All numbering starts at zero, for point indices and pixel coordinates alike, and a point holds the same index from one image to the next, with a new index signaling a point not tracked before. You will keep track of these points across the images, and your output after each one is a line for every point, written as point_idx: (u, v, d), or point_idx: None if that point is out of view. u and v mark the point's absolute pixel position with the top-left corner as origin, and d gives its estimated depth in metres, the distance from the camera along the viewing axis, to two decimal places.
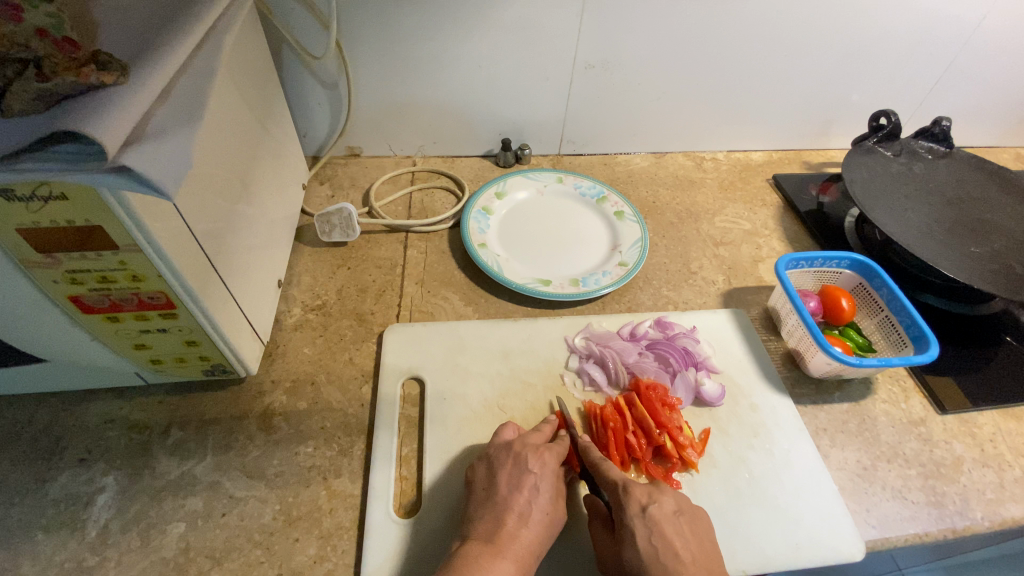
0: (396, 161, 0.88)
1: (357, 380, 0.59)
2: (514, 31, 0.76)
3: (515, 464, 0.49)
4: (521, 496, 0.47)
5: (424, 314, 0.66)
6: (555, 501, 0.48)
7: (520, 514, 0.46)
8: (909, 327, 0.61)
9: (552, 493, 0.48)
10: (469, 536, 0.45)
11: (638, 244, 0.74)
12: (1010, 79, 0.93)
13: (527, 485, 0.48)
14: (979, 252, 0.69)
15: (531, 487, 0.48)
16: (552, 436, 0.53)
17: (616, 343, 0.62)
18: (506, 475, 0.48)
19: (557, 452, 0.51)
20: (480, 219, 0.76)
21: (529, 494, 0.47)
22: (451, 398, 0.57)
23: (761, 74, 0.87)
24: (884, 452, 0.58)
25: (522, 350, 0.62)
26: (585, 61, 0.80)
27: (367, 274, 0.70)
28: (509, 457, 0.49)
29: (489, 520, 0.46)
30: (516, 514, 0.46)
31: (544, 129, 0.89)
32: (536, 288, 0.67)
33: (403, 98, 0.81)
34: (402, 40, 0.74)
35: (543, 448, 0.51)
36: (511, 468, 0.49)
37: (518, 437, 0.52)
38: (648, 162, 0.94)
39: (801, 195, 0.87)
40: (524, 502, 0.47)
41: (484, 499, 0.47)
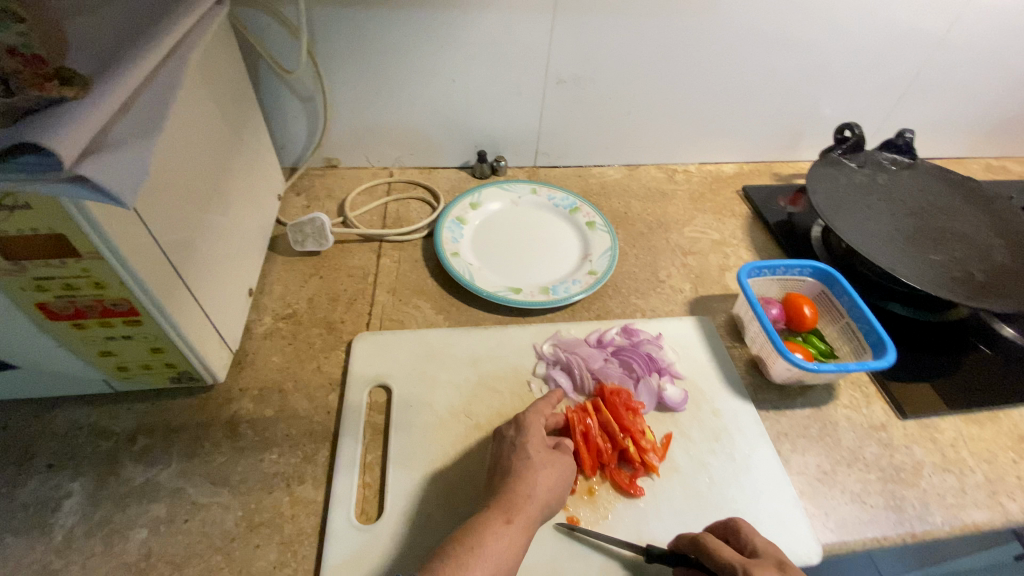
0: (374, 172, 0.89)
1: (324, 388, 0.60)
2: (486, 46, 0.78)
3: (496, 437, 0.54)
4: (504, 456, 0.51)
5: (394, 322, 0.67)
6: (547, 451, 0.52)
7: (504, 470, 0.50)
8: (868, 333, 0.63)
9: (536, 445, 0.52)
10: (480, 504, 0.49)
11: (608, 254, 0.76)
12: (973, 91, 0.95)
13: (507, 446, 0.52)
14: (939, 260, 0.69)
15: (510, 445, 0.52)
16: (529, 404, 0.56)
17: (582, 350, 0.63)
18: (494, 447, 0.53)
19: (534, 409, 0.55)
20: (454, 229, 0.77)
21: (510, 450, 0.51)
22: (418, 405, 0.58)
23: (730, 86, 0.89)
24: (845, 458, 0.59)
25: (491, 357, 0.63)
26: (557, 76, 0.83)
27: (339, 283, 0.71)
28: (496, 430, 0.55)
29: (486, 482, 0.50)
30: (501, 471, 0.50)
31: (519, 141, 0.90)
32: (506, 297, 0.68)
33: (380, 111, 0.83)
34: (377, 53, 0.76)
35: (517, 415, 0.55)
36: (496, 441, 0.53)
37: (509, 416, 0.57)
38: (622, 174, 0.96)
39: (771, 206, 0.89)
40: (507, 459, 0.51)
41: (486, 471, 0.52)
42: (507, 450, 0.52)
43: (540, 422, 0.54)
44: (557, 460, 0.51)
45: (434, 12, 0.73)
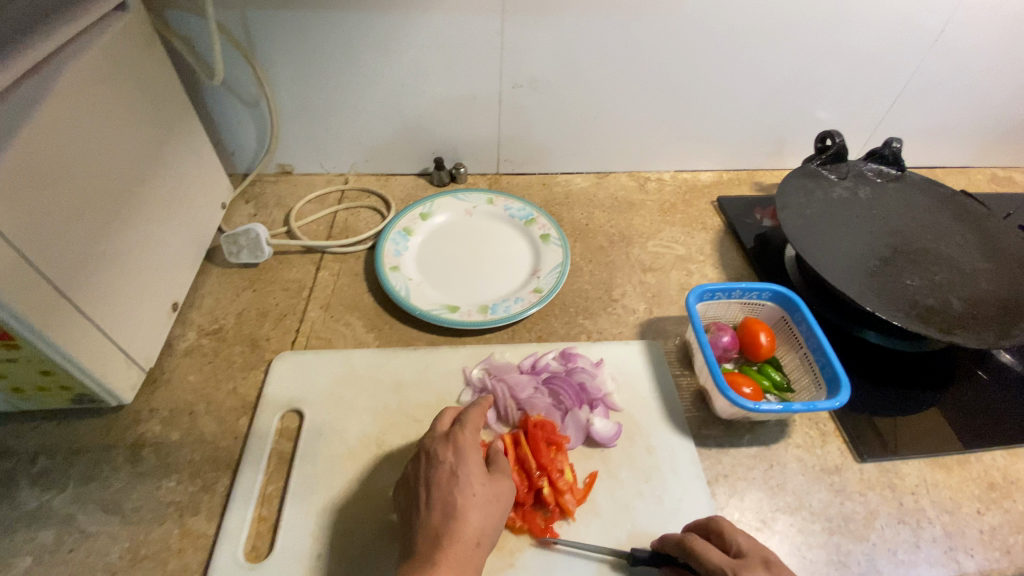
0: (328, 178, 0.86)
1: (236, 411, 0.57)
2: (434, 48, 0.74)
3: (426, 462, 0.48)
4: (441, 490, 0.46)
5: (321, 341, 0.63)
6: (488, 481, 0.47)
7: (444, 508, 0.45)
8: (824, 367, 0.57)
9: (476, 476, 0.47)
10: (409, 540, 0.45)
11: (558, 270, 0.71)
12: (976, 94, 0.87)
13: (444, 477, 0.46)
14: (915, 285, 0.63)
15: (450, 477, 0.46)
16: (461, 418, 0.50)
17: (511, 377, 0.58)
18: (425, 475, 0.47)
19: (472, 430, 0.49)
20: (398, 241, 0.73)
21: (449, 482, 0.46)
22: (328, 433, 0.55)
23: (704, 90, 0.83)
24: (788, 505, 0.53)
25: (414, 381, 0.59)
26: (513, 80, 0.78)
27: (271, 297, 0.68)
28: (425, 449, 0.49)
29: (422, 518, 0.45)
30: (440, 509, 0.45)
31: (478, 147, 0.86)
32: (440, 316, 0.63)
33: (329, 115, 0.80)
34: (319, 57, 0.73)
35: (451, 434, 0.49)
36: (425, 468, 0.47)
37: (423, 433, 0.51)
38: (589, 182, 0.91)
39: (744, 219, 0.83)
40: (446, 495, 0.45)
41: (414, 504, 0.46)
42: (446, 481, 0.46)
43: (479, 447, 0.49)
44: (499, 492, 0.46)
45: (374, 15, 0.70)
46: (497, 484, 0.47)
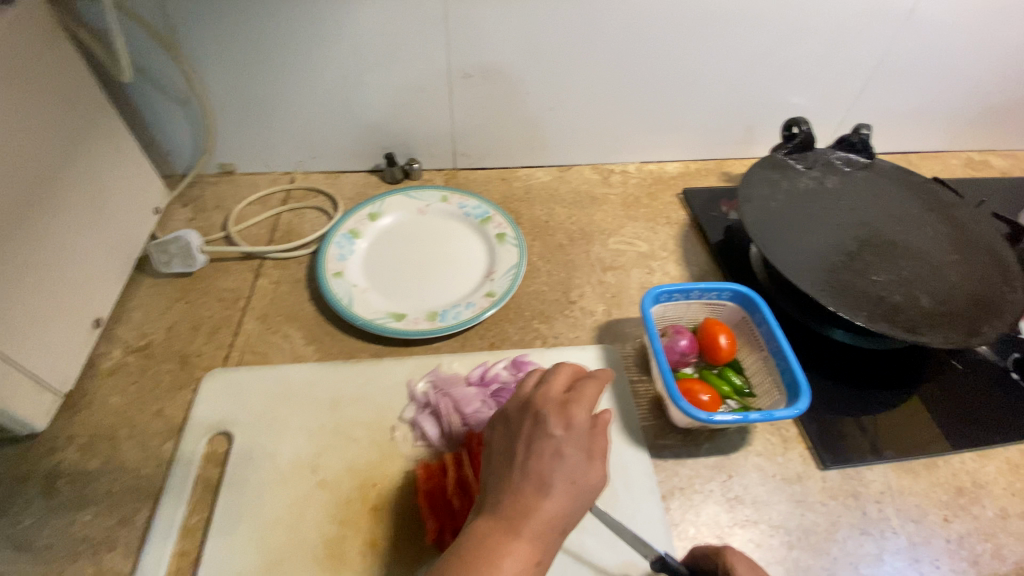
0: (272, 178, 0.82)
1: (162, 435, 0.54)
2: (374, 37, 0.68)
3: (533, 424, 0.40)
4: (544, 462, 0.38)
5: (255, 356, 0.59)
6: (587, 464, 0.39)
7: (540, 484, 0.37)
8: (784, 372, 0.54)
9: (579, 456, 0.39)
10: (482, 507, 0.38)
11: (513, 272, 0.67)
12: (950, 76, 0.84)
13: (549, 449, 0.38)
14: (882, 281, 0.60)
15: (553, 452, 0.38)
16: (580, 388, 0.42)
17: (457, 391, 0.54)
18: (526, 437, 0.40)
19: (586, 408, 0.41)
20: (342, 243, 0.68)
21: (552, 458, 0.38)
22: (258, 457, 0.51)
23: (667, 77, 0.79)
24: (745, 518, 0.50)
25: (352, 398, 0.55)
26: (462, 69, 0.73)
27: (205, 309, 0.64)
28: (539, 407, 0.41)
29: (504, 486, 0.38)
30: (536, 483, 0.37)
31: (431, 142, 0.82)
32: (382, 326, 0.59)
33: (268, 111, 0.75)
34: (249, 50, 0.68)
35: (568, 404, 0.41)
36: (529, 430, 0.40)
37: (538, 388, 0.43)
38: (551, 176, 0.87)
39: (709, 212, 0.79)
40: (546, 469, 0.38)
41: (500, 467, 0.39)
42: (546, 451, 0.38)
43: (593, 426, 0.41)
44: (593, 481, 0.38)
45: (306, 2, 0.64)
46: (593, 472, 0.39)
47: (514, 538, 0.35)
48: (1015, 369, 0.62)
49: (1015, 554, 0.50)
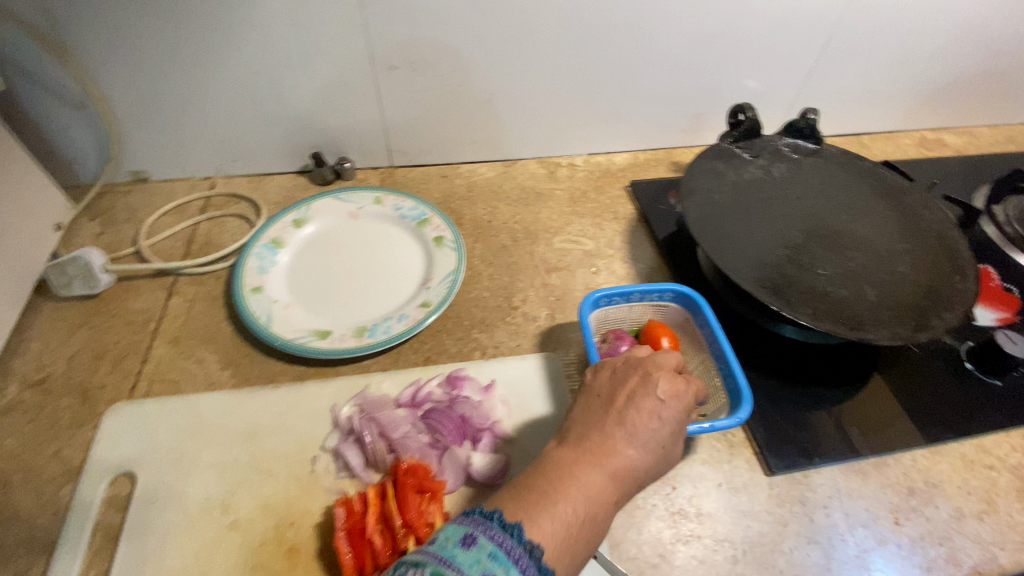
0: (192, 184, 0.76)
1: (59, 479, 0.49)
2: (284, 28, 0.63)
3: (641, 382, 0.45)
4: (641, 420, 0.42)
5: (166, 385, 0.54)
6: (672, 437, 0.43)
7: (631, 436, 0.42)
8: (727, 377, 0.52)
9: (671, 425, 0.43)
10: (566, 439, 0.43)
11: (450, 279, 0.62)
12: (899, 55, 0.82)
13: (648, 409, 0.43)
14: (827, 275, 0.58)
15: (651, 413, 0.43)
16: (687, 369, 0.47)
17: (383, 415, 0.50)
18: (628, 390, 0.44)
19: (692, 389, 0.45)
20: (263, 255, 0.63)
21: (649, 418, 0.43)
22: (164, 499, 0.47)
23: (608, 64, 0.75)
24: (689, 534, 0.48)
25: (270, 427, 0.51)
26: (387, 62, 0.68)
27: (111, 334, 0.59)
28: (647, 371, 0.45)
29: (594, 428, 0.42)
30: (629, 434, 0.42)
31: (363, 140, 0.77)
32: (303, 346, 0.54)
33: (179, 112, 0.69)
34: (149, 47, 0.62)
35: (674, 378, 0.45)
36: (636, 386, 0.44)
37: (654, 354, 0.47)
38: (495, 172, 0.83)
39: (657, 205, 0.77)
40: (641, 425, 0.42)
41: (591, 415, 0.44)
42: (646, 412, 0.43)
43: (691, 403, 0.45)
44: (671, 451, 0.44)
45: None
46: (671, 447, 0.43)
47: (594, 473, 0.40)
48: (969, 359, 0.61)
49: (970, 557, 0.48)
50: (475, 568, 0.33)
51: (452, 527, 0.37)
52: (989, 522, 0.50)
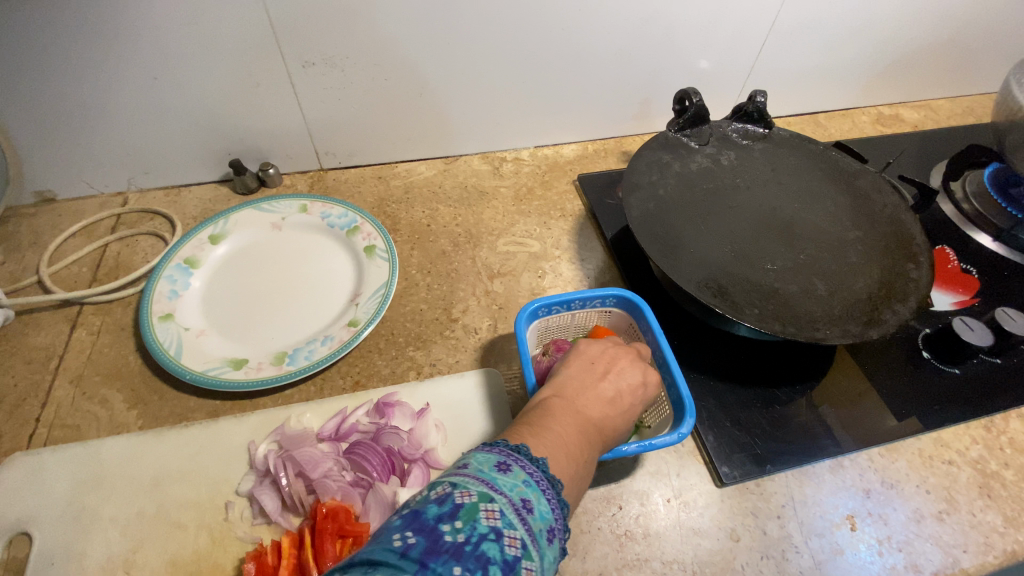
0: (103, 201, 0.71)
1: None
2: (179, 27, 0.57)
3: (630, 358, 0.45)
4: (631, 388, 0.43)
5: (67, 430, 0.50)
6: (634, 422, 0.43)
7: (621, 399, 0.42)
8: (670, 389, 0.48)
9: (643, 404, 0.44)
10: (561, 391, 0.41)
11: (380, 293, 0.57)
12: (850, 28, 0.78)
13: (636, 382, 0.44)
14: (777, 270, 0.55)
15: (639, 386, 0.43)
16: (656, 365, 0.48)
17: (302, 453, 0.45)
18: (619, 361, 0.45)
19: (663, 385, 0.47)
20: (174, 277, 0.58)
21: (636, 390, 0.43)
22: (61, 562, 0.42)
23: (546, 52, 0.70)
24: (636, 558, 0.45)
25: (180, 472, 0.46)
26: (302, 59, 0.62)
27: (8, 375, 0.53)
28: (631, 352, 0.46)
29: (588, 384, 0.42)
30: (619, 396, 0.42)
31: (288, 144, 0.71)
32: (216, 379, 0.50)
33: (75, 124, 0.63)
34: (30, 57, 0.55)
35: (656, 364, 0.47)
36: (625, 360, 0.45)
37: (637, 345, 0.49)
38: (435, 170, 0.78)
39: (605, 200, 0.73)
40: (630, 392, 0.43)
41: (585, 374, 0.43)
42: (635, 385, 0.43)
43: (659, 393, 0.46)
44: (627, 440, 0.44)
45: None
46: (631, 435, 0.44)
47: (588, 426, 0.39)
48: (926, 347, 0.59)
49: (930, 562, 0.46)
50: (516, 492, 0.30)
51: (481, 456, 0.33)
52: (948, 522, 0.49)
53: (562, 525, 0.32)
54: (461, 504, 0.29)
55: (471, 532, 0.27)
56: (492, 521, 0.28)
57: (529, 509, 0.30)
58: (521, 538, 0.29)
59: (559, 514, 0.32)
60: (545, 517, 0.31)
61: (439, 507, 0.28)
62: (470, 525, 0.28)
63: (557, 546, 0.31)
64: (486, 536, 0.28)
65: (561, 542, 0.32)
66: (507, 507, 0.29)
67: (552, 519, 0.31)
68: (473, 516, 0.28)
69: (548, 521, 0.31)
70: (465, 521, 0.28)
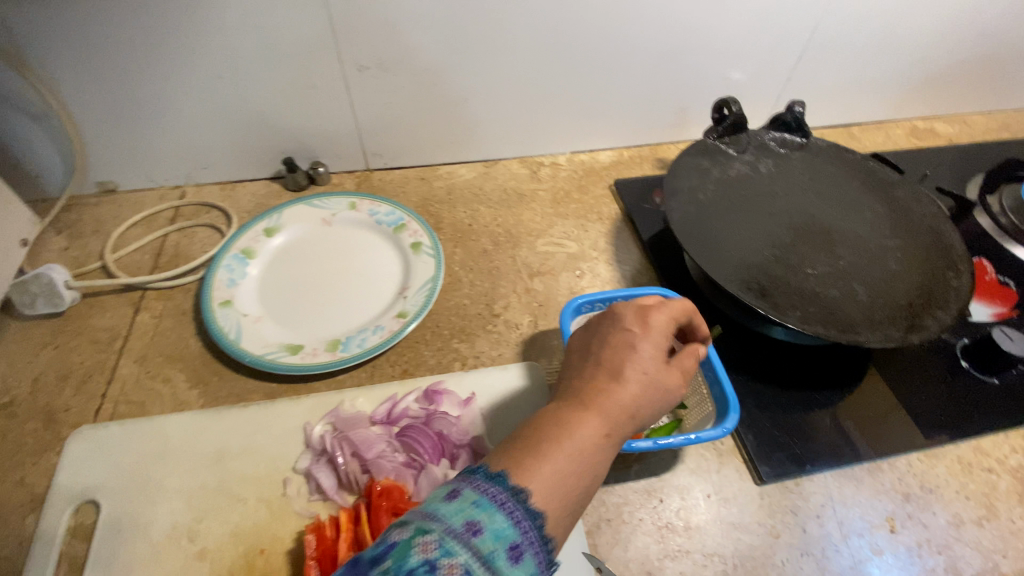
0: (162, 194, 0.74)
1: (20, 510, 0.47)
2: (246, 30, 0.60)
3: (611, 321, 0.40)
4: (619, 350, 0.38)
5: (133, 406, 0.53)
6: (665, 366, 0.38)
7: (613, 368, 0.37)
8: (713, 385, 0.49)
9: (656, 356, 0.38)
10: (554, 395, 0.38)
11: (427, 287, 0.60)
12: (886, 43, 0.80)
13: (625, 338, 0.38)
14: (817, 274, 0.56)
15: (626, 343, 0.38)
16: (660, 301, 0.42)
17: (357, 434, 0.48)
18: (602, 333, 0.40)
19: (668, 311, 0.40)
20: (232, 267, 0.61)
21: (628, 347, 0.38)
22: (129, 528, 0.45)
23: (588, 61, 0.72)
24: (677, 549, 0.46)
25: (240, 449, 0.49)
26: (357, 62, 0.66)
27: (76, 354, 0.56)
28: (606, 317, 0.41)
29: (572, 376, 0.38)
30: (609, 367, 0.37)
31: (338, 144, 0.74)
32: (274, 363, 0.52)
33: (143, 119, 0.66)
34: (109, 54, 0.59)
35: (648, 306, 0.41)
36: (606, 327, 0.40)
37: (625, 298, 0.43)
38: (476, 173, 0.81)
39: (642, 204, 0.75)
40: (620, 354, 0.37)
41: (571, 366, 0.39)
42: (619, 347, 0.38)
43: (670, 326, 0.40)
44: (676, 381, 0.38)
45: None
46: (672, 376, 0.38)
47: (576, 411, 0.35)
48: (964, 356, 0.59)
49: (969, 566, 0.47)
50: (459, 517, 0.28)
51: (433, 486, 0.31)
52: (988, 527, 0.49)
53: (532, 537, 0.29)
54: (395, 542, 0.27)
55: (399, 571, 0.25)
56: (428, 553, 0.26)
57: (477, 530, 0.28)
58: (465, 565, 0.26)
59: (523, 525, 0.29)
60: (501, 535, 0.28)
61: (372, 550, 0.27)
62: (400, 561, 0.26)
63: (527, 561, 0.28)
64: (417, 571, 0.26)
65: (535, 555, 0.29)
66: (447, 534, 0.27)
67: (512, 534, 0.29)
68: (404, 553, 0.26)
69: (506, 538, 0.28)
70: (395, 559, 0.26)
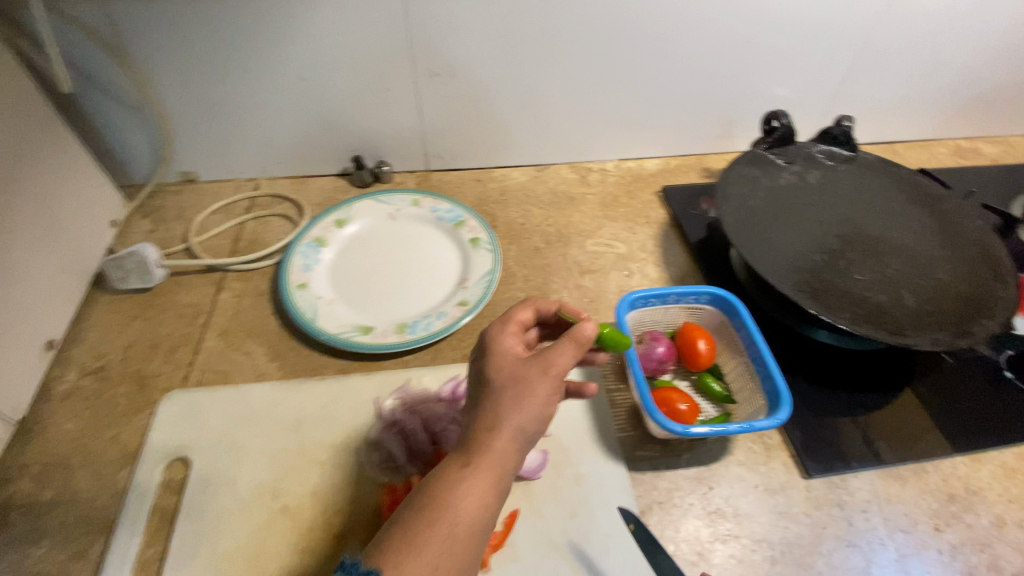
0: (237, 185, 0.79)
1: (117, 463, 0.51)
2: (330, 35, 0.65)
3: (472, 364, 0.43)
4: (471, 385, 0.40)
5: (217, 375, 0.57)
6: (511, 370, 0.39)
7: (468, 404, 0.39)
8: (764, 379, 0.52)
9: (498, 369, 0.39)
10: None
11: (487, 279, 0.63)
12: (932, 64, 0.82)
13: (472, 372, 0.40)
14: (865, 281, 0.58)
15: (472, 375, 0.40)
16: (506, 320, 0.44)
17: (426, 410, 0.51)
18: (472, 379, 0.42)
19: (496, 328, 0.42)
20: (307, 254, 0.65)
21: (476, 376, 0.39)
22: (217, 484, 0.49)
23: (642, 73, 0.76)
24: (727, 533, 0.49)
25: (317, 418, 0.52)
26: (428, 68, 0.70)
27: (164, 326, 0.61)
28: None
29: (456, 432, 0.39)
30: (469, 404, 0.39)
31: (401, 145, 0.79)
32: (348, 341, 0.56)
33: (228, 115, 0.72)
34: (208, 54, 0.65)
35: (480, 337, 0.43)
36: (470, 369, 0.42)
37: None
38: (528, 176, 0.84)
39: (690, 211, 0.77)
40: (471, 389, 0.39)
41: None
42: (471, 383, 0.40)
43: (503, 336, 0.41)
44: (536, 395, 0.37)
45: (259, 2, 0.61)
46: (521, 370, 0.38)
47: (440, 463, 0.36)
48: (1009, 367, 0.61)
49: (1012, 565, 0.48)
50: None
51: None
52: None
53: None
54: None
55: None
56: None
57: None
58: None
59: None
60: None
61: None
62: None
63: None
64: None
65: None
66: None
67: None
68: None
69: None
70: None
